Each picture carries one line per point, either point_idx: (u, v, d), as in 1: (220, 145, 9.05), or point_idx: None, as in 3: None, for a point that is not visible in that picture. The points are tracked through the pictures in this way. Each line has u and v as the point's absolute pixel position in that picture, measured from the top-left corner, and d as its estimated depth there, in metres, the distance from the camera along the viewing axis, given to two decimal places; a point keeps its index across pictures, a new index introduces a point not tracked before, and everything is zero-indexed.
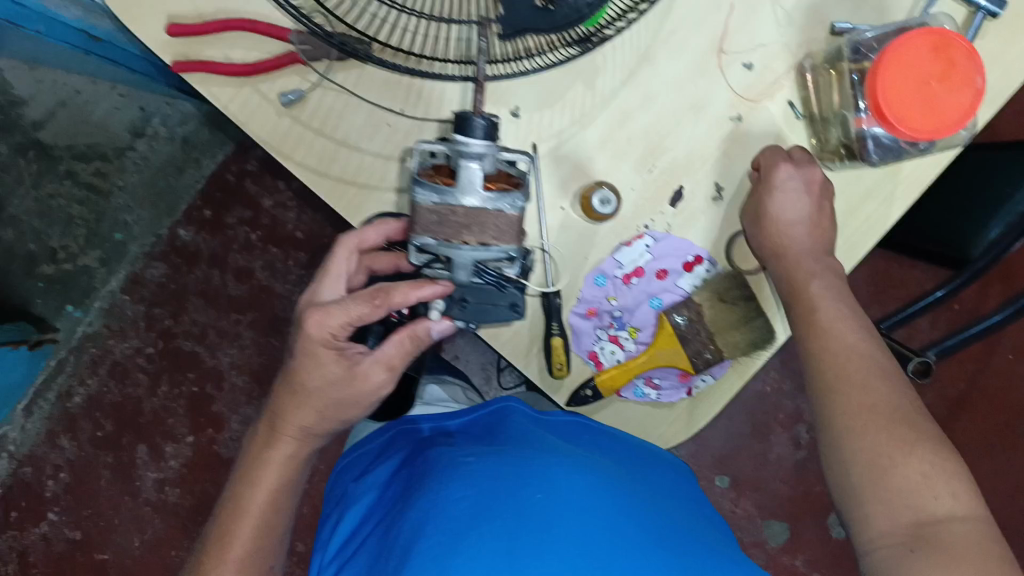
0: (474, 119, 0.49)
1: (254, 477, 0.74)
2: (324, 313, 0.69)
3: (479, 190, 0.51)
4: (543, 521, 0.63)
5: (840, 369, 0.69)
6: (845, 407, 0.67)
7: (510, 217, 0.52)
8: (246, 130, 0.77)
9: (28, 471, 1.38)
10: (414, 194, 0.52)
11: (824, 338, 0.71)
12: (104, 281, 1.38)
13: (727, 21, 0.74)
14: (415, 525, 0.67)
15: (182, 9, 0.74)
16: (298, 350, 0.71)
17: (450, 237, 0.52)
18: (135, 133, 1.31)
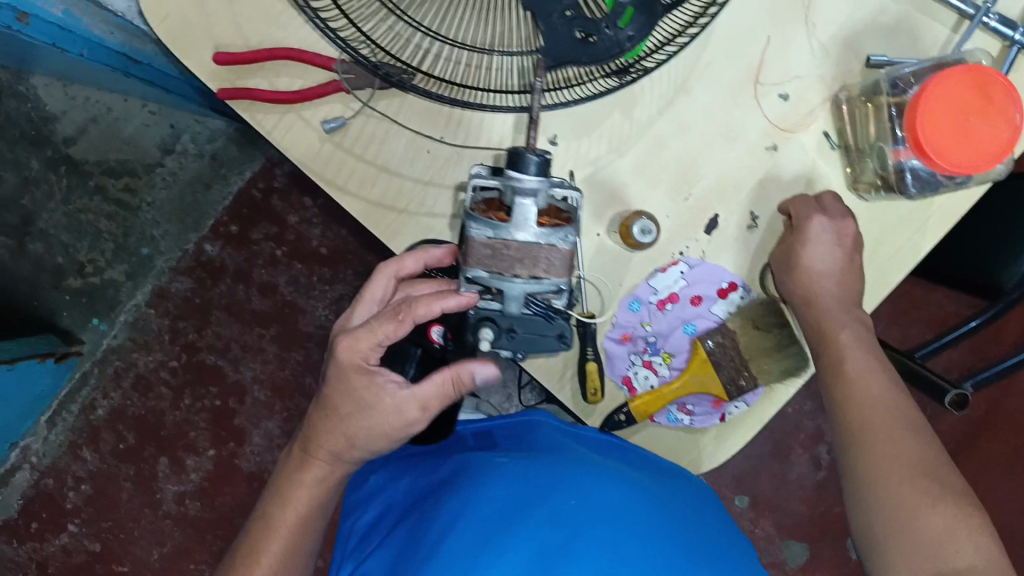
0: (528, 156, 0.53)
1: (286, 496, 0.74)
2: (354, 336, 0.69)
3: (532, 224, 0.53)
4: (571, 530, 0.67)
5: (866, 419, 0.71)
6: (869, 457, 0.69)
7: (562, 251, 0.53)
8: (289, 155, 0.79)
9: (50, 482, 1.38)
10: (467, 228, 0.53)
11: (854, 386, 0.73)
12: (130, 295, 1.39)
13: (763, 54, 0.75)
14: (444, 524, 0.70)
15: (229, 40, 0.79)
16: (333, 375, 0.71)
17: (503, 270, 0.53)
18: (165, 150, 1.36)
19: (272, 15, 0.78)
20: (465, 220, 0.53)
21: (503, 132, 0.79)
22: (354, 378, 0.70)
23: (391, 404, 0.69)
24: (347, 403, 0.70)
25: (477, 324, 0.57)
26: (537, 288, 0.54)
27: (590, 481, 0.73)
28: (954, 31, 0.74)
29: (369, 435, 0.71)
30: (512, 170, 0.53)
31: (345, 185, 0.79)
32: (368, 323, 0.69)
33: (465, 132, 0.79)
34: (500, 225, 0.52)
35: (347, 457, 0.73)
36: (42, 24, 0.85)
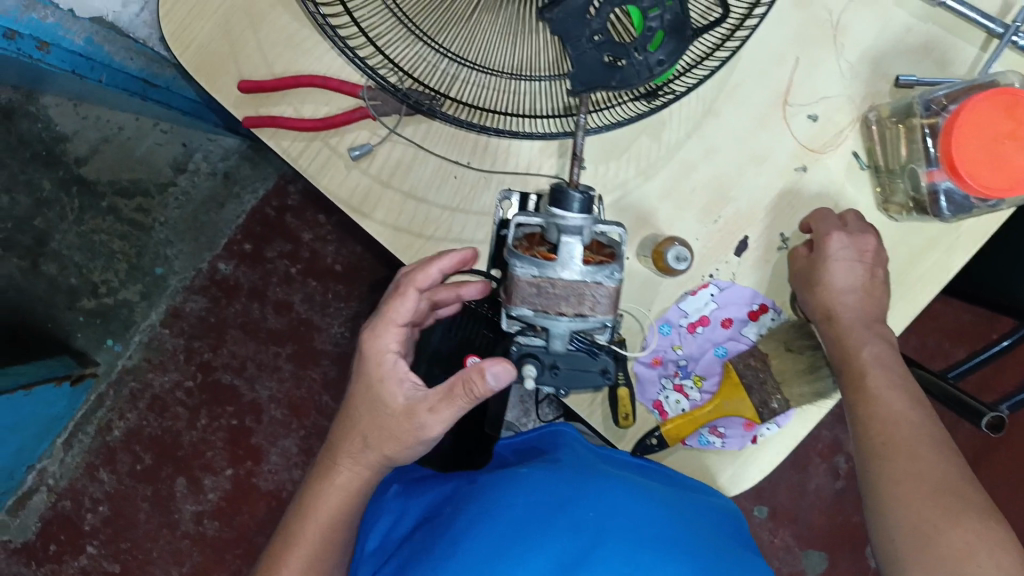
0: (573, 194, 0.53)
1: (309, 503, 0.74)
2: (374, 331, 0.70)
3: (578, 263, 0.52)
4: (587, 543, 0.66)
5: (888, 436, 0.70)
6: (890, 474, 0.68)
7: (608, 289, 0.53)
8: (315, 183, 0.79)
9: (68, 504, 1.37)
10: (513, 268, 0.53)
11: (875, 403, 0.72)
12: (144, 314, 1.38)
13: (791, 75, 0.75)
14: (459, 534, 0.70)
15: (255, 70, 0.79)
16: (357, 370, 0.72)
17: (548, 308, 0.54)
18: (177, 169, 1.36)
19: (297, 40, 0.78)
20: (510, 259, 0.54)
21: (530, 156, 0.78)
22: (373, 370, 0.70)
23: (399, 412, 0.68)
24: (367, 402, 0.71)
25: (521, 359, 0.58)
26: (581, 324, 0.55)
27: (607, 492, 0.72)
28: (983, 49, 0.74)
29: (380, 435, 0.70)
30: (556, 209, 0.53)
31: (371, 213, 0.79)
32: (382, 317, 0.70)
33: (492, 157, 0.78)
34: (546, 264, 0.53)
35: (361, 455, 0.72)
36: (64, 53, 0.86)
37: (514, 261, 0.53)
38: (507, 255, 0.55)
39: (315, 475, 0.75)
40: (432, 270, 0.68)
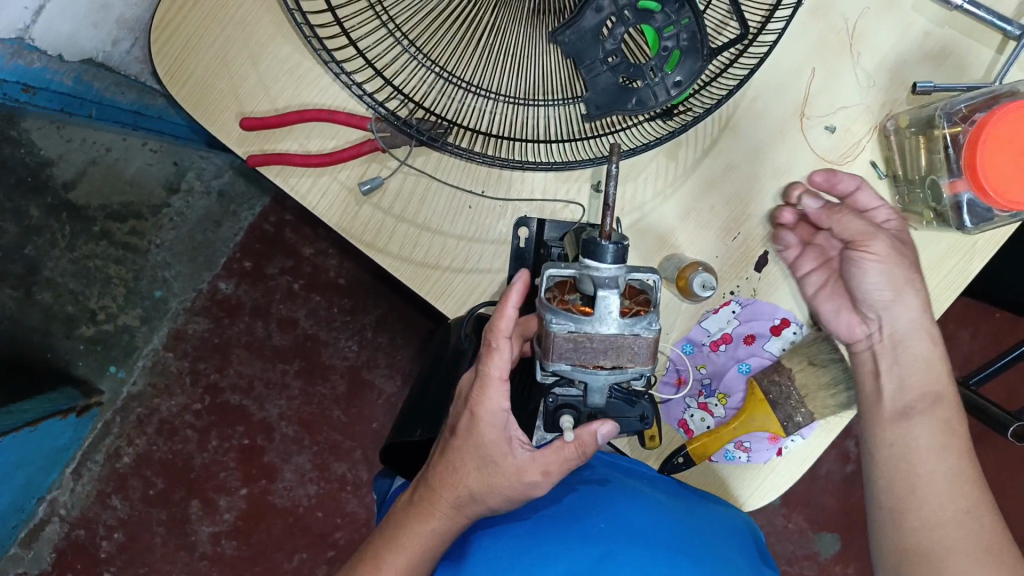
0: (605, 246, 0.52)
1: (397, 541, 0.65)
2: (483, 390, 0.62)
3: (615, 316, 0.51)
4: (605, 553, 0.67)
5: (957, 458, 0.67)
6: (912, 477, 0.68)
7: (647, 340, 0.52)
8: (325, 220, 0.78)
9: (81, 532, 1.32)
10: (547, 321, 0.52)
11: (940, 423, 0.69)
12: (146, 339, 1.35)
13: (808, 87, 0.74)
14: (473, 542, 0.71)
15: (258, 107, 0.76)
16: (459, 431, 0.64)
17: (586, 360, 0.53)
18: (171, 190, 1.34)
19: (299, 72, 0.75)
20: (543, 312, 0.53)
21: (545, 182, 0.77)
22: (485, 430, 0.63)
23: (513, 466, 0.63)
24: (474, 458, 0.63)
25: (558, 409, 0.63)
26: (617, 373, 0.54)
27: (622, 506, 0.72)
28: (999, 52, 0.73)
29: (496, 496, 0.64)
30: (590, 259, 0.53)
31: (385, 247, 0.78)
32: (482, 375, 0.62)
33: (507, 183, 0.76)
34: (582, 318, 0.52)
35: (471, 512, 0.65)
36: (52, 94, 0.84)
37: (548, 314, 0.52)
38: (540, 309, 0.54)
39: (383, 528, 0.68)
40: (509, 310, 0.60)
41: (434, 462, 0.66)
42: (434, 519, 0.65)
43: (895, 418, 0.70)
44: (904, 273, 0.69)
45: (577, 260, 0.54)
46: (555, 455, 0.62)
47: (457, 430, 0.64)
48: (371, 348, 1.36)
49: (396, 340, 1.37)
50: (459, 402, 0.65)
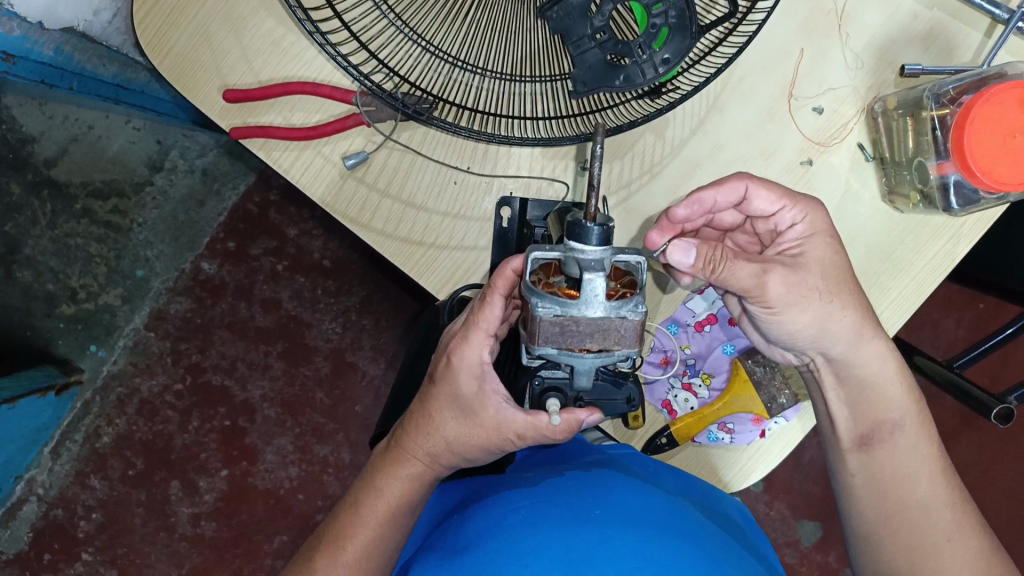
0: (591, 228, 0.52)
1: (377, 487, 0.69)
2: (463, 338, 0.62)
3: (600, 300, 0.51)
4: (599, 536, 0.61)
5: (928, 482, 0.67)
6: (889, 504, 0.67)
7: (633, 323, 0.51)
8: (307, 191, 0.77)
9: (60, 512, 1.31)
10: (533, 306, 0.51)
11: (906, 451, 0.67)
12: (128, 319, 1.33)
13: (796, 68, 0.74)
14: (471, 533, 0.65)
15: (242, 78, 0.75)
16: (437, 377, 0.65)
17: (574, 344, 0.52)
18: (153, 168, 1.32)
19: (283, 45, 0.74)
20: (528, 297, 0.52)
21: (531, 159, 0.76)
22: (462, 380, 0.63)
23: (491, 419, 0.63)
24: (452, 408, 0.65)
25: (544, 392, 0.63)
26: (602, 357, 0.54)
27: (621, 492, 0.66)
28: (988, 36, 0.73)
29: (470, 445, 0.65)
30: (574, 242, 0.52)
31: (369, 221, 0.77)
32: (467, 322, 0.62)
33: (492, 161, 0.76)
34: (569, 303, 0.51)
35: (444, 458, 0.67)
36: (31, 64, 0.82)
37: (534, 299, 0.51)
38: (525, 293, 0.52)
39: (363, 489, 0.70)
40: (509, 272, 0.58)
41: (414, 411, 0.68)
42: (410, 464, 0.68)
43: (857, 449, 0.68)
44: (810, 311, 0.64)
45: (562, 242, 0.53)
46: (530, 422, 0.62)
47: (437, 374, 0.65)
48: (355, 330, 1.35)
49: (381, 322, 1.35)
50: (439, 351, 0.66)
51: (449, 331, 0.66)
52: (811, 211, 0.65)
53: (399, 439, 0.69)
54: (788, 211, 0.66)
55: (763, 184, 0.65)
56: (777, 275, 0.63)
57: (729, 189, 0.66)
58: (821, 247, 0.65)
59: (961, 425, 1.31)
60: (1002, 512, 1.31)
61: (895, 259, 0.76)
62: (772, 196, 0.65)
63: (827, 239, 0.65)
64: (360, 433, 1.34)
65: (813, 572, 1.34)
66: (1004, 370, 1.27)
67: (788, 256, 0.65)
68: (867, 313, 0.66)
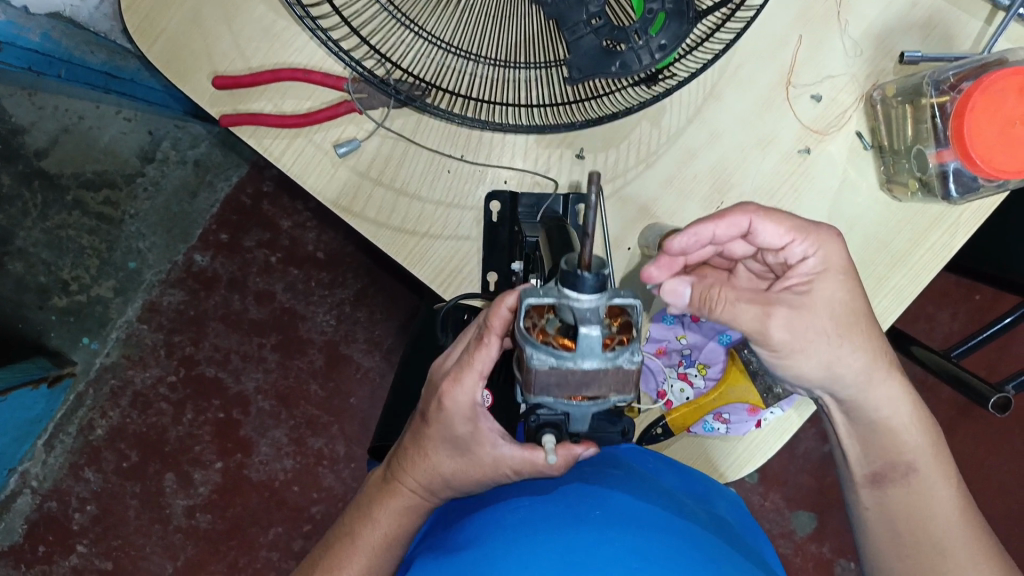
0: (586, 278, 0.48)
1: (372, 517, 0.69)
2: (454, 379, 0.61)
3: (597, 350, 0.49)
4: (596, 535, 0.59)
5: (944, 523, 0.66)
6: (904, 542, 0.67)
7: (630, 370, 0.50)
8: (300, 181, 0.76)
9: (54, 504, 1.29)
10: (526, 356, 0.50)
11: (920, 490, 0.66)
12: (120, 311, 1.31)
13: (794, 55, 0.73)
14: (468, 537, 0.64)
15: (232, 65, 0.74)
16: (429, 416, 0.64)
17: (570, 392, 0.51)
18: (145, 159, 1.30)
19: (274, 31, 0.73)
20: (522, 345, 0.51)
21: (526, 148, 0.75)
22: (455, 421, 0.62)
23: (487, 458, 0.63)
24: (447, 446, 0.64)
25: (540, 429, 0.60)
26: (601, 401, 0.53)
27: (623, 495, 0.65)
28: (988, 22, 0.72)
29: (467, 482, 0.65)
30: (568, 289, 0.49)
31: (362, 211, 0.76)
32: (461, 361, 0.61)
33: (485, 150, 0.75)
34: (563, 355, 0.49)
35: (441, 494, 0.67)
36: (19, 51, 0.85)
37: (528, 348, 0.50)
38: (519, 340, 0.51)
39: (356, 514, 0.71)
40: (503, 309, 0.57)
41: (407, 442, 0.67)
42: (402, 496, 0.68)
43: (869, 486, 0.68)
44: (817, 350, 0.62)
45: (557, 287, 0.50)
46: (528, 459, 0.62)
47: (428, 414, 0.64)
48: (349, 322, 1.33)
49: (375, 315, 1.34)
50: (429, 387, 0.65)
51: (441, 365, 0.65)
52: (823, 244, 0.63)
53: (392, 470, 0.69)
54: (796, 245, 0.64)
55: (770, 217, 0.63)
56: (781, 317, 0.62)
57: (730, 223, 0.63)
58: (832, 286, 0.63)
59: (956, 417, 1.31)
60: (998, 504, 1.31)
61: (892, 249, 0.76)
62: (781, 228, 0.63)
63: (840, 277, 0.63)
64: (355, 426, 1.32)
65: (807, 564, 1.33)
66: (997, 362, 1.27)
67: (796, 293, 0.64)
68: (878, 350, 0.65)
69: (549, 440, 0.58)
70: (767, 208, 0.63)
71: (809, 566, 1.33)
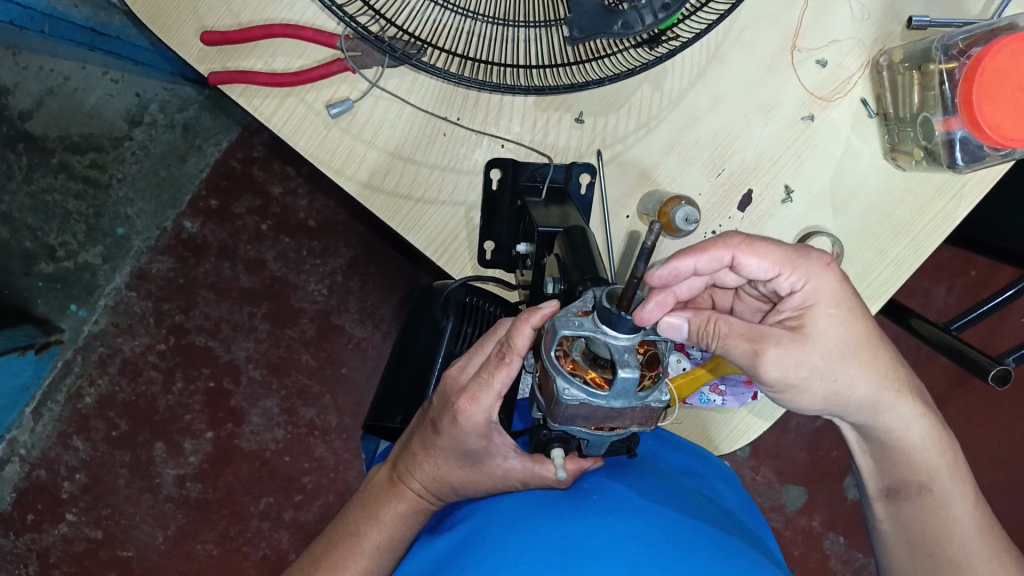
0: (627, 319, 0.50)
1: (374, 519, 0.67)
2: (471, 397, 0.58)
3: (630, 392, 0.51)
4: (600, 521, 0.58)
5: (960, 540, 0.65)
6: (917, 556, 0.67)
7: (656, 408, 0.52)
8: (290, 143, 0.74)
9: (43, 473, 1.28)
10: (559, 389, 0.51)
11: (933, 509, 0.66)
12: (108, 278, 1.29)
13: (800, 18, 0.71)
14: (462, 527, 0.63)
15: (221, 20, 0.71)
16: (440, 428, 0.61)
17: (598, 420, 0.53)
18: (132, 122, 1.27)
19: None
20: (555, 377, 0.51)
21: (524, 111, 0.73)
22: (469, 434, 0.60)
23: (499, 468, 0.63)
24: (457, 457, 0.63)
25: (550, 444, 0.62)
26: (621, 430, 0.57)
27: (625, 481, 0.64)
28: None
29: (477, 490, 0.65)
30: (606, 326, 0.51)
31: (353, 173, 0.74)
32: (478, 381, 0.58)
33: (483, 113, 0.73)
34: (596, 393, 0.51)
35: (448, 499, 0.66)
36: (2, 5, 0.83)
37: (560, 382, 0.51)
38: (549, 369, 0.52)
39: (354, 512, 0.69)
40: (527, 329, 0.55)
41: (414, 448, 0.65)
42: (405, 502, 0.66)
43: (883, 498, 0.69)
44: (808, 388, 0.59)
45: (593, 320, 0.51)
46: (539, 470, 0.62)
47: (438, 425, 0.61)
48: (341, 292, 1.31)
49: (368, 285, 1.32)
50: (439, 398, 0.62)
51: (453, 378, 0.61)
52: (813, 277, 0.59)
53: (397, 473, 0.67)
54: (784, 277, 0.59)
55: (754, 250, 0.58)
56: (769, 357, 0.57)
57: (712, 258, 0.57)
58: (828, 317, 0.59)
59: (949, 392, 1.31)
60: (988, 478, 1.31)
61: (895, 220, 0.75)
62: (767, 258, 0.58)
63: (831, 310, 0.59)
64: (347, 397, 1.31)
65: (797, 537, 1.33)
66: (991, 338, 1.27)
67: (787, 328, 0.59)
68: (885, 375, 0.62)
69: (557, 453, 0.60)
70: (749, 239, 0.58)
71: (798, 539, 1.33)
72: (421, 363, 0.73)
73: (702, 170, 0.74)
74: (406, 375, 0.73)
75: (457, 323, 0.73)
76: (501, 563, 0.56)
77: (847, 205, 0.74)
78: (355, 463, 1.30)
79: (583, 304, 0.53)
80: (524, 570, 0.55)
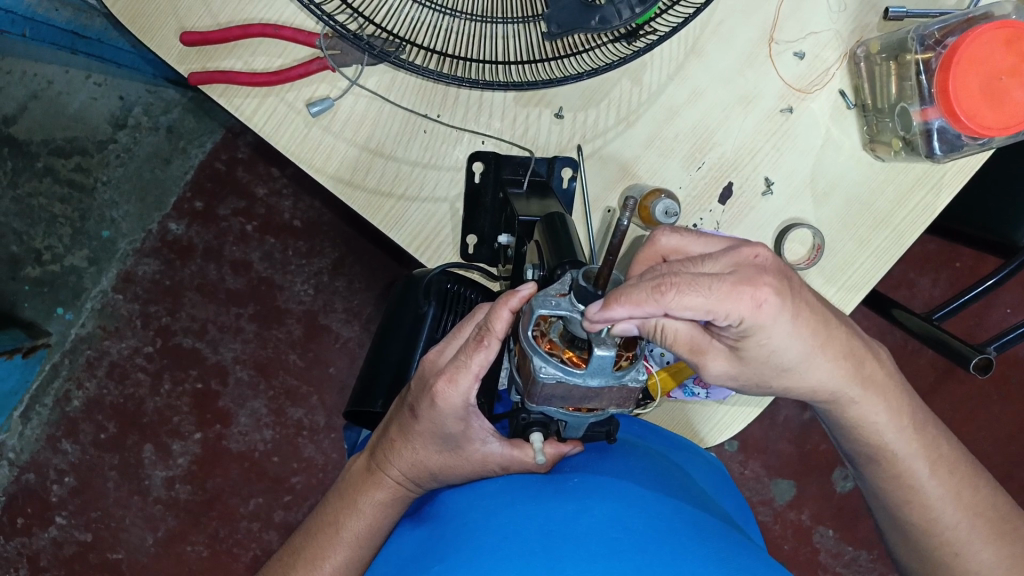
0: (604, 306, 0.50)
1: (355, 508, 0.67)
2: (449, 380, 0.58)
3: (606, 370, 0.51)
4: (578, 508, 0.58)
5: (922, 508, 0.64)
6: (889, 514, 0.66)
7: (635, 389, 0.52)
8: (271, 142, 0.74)
9: (32, 477, 1.27)
10: (535, 368, 0.51)
11: (893, 480, 0.64)
12: (94, 281, 1.29)
13: (777, 10, 0.71)
14: (441, 520, 0.63)
15: (198, 20, 0.71)
16: (418, 412, 0.61)
17: (575, 401, 0.53)
18: (117, 125, 1.27)
19: None
20: (531, 356, 0.51)
21: (504, 107, 0.73)
22: (448, 420, 0.60)
23: (477, 453, 0.63)
24: (436, 443, 0.63)
25: (528, 428, 0.60)
26: (599, 411, 0.56)
27: (608, 466, 0.64)
28: None
29: (455, 474, 0.65)
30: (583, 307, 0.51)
31: (332, 170, 0.74)
32: (456, 363, 0.58)
33: (462, 111, 0.73)
34: (573, 371, 0.51)
35: (427, 486, 0.67)
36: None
37: (537, 360, 0.51)
38: (526, 348, 0.52)
39: (335, 501, 0.69)
40: (506, 312, 0.54)
41: (392, 433, 0.65)
42: (387, 488, 0.66)
43: (850, 462, 0.67)
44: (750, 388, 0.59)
45: (572, 301, 0.51)
46: (520, 454, 0.63)
47: (415, 411, 0.61)
48: (327, 292, 1.31)
49: (354, 284, 1.31)
50: (417, 382, 0.62)
51: (431, 361, 0.61)
52: (744, 318, 0.51)
53: (376, 461, 0.67)
54: (718, 320, 0.51)
55: (685, 301, 0.50)
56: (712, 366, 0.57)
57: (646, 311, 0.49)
58: (762, 345, 0.54)
59: (936, 384, 1.31)
60: None
61: (875, 210, 0.75)
62: (700, 310, 0.50)
63: (766, 336, 0.53)
64: (334, 397, 1.30)
65: (786, 531, 1.33)
66: (975, 329, 1.28)
67: (730, 343, 0.55)
68: (826, 373, 0.58)
69: (534, 438, 0.59)
70: (681, 290, 0.49)
71: (787, 534, 1.33)
72: (402, 351, 0.73)
73: (682, 164, 0.74)
74: (385, 365, 0.74)
75: (438, 310, 0.73)
76: (478, 548, 0.56)
77: (827, 197, 0.75)
78: (342, 464, 1.29)
79: (561, 285, 0.53)
80: (500, 554, 0.55)
